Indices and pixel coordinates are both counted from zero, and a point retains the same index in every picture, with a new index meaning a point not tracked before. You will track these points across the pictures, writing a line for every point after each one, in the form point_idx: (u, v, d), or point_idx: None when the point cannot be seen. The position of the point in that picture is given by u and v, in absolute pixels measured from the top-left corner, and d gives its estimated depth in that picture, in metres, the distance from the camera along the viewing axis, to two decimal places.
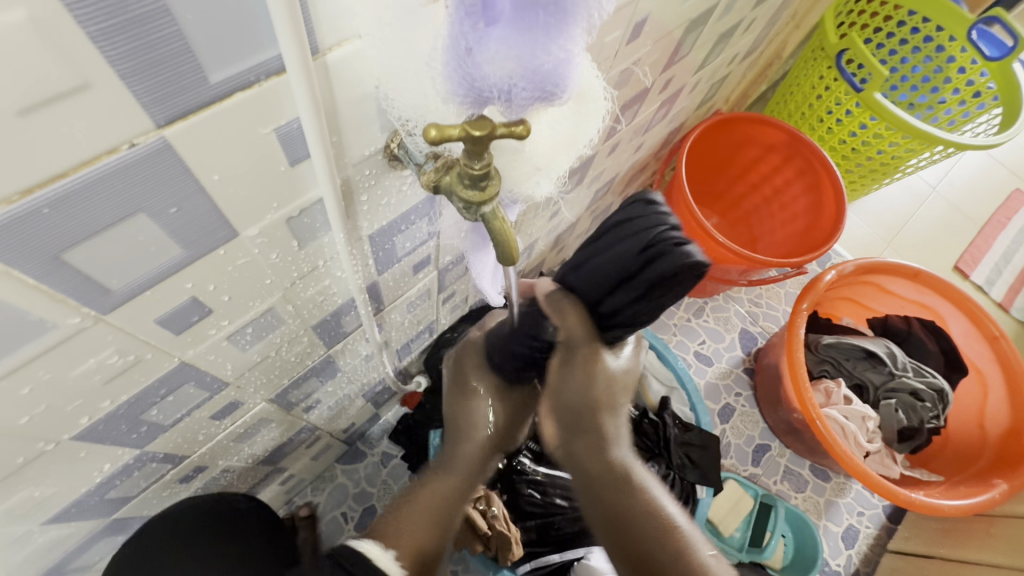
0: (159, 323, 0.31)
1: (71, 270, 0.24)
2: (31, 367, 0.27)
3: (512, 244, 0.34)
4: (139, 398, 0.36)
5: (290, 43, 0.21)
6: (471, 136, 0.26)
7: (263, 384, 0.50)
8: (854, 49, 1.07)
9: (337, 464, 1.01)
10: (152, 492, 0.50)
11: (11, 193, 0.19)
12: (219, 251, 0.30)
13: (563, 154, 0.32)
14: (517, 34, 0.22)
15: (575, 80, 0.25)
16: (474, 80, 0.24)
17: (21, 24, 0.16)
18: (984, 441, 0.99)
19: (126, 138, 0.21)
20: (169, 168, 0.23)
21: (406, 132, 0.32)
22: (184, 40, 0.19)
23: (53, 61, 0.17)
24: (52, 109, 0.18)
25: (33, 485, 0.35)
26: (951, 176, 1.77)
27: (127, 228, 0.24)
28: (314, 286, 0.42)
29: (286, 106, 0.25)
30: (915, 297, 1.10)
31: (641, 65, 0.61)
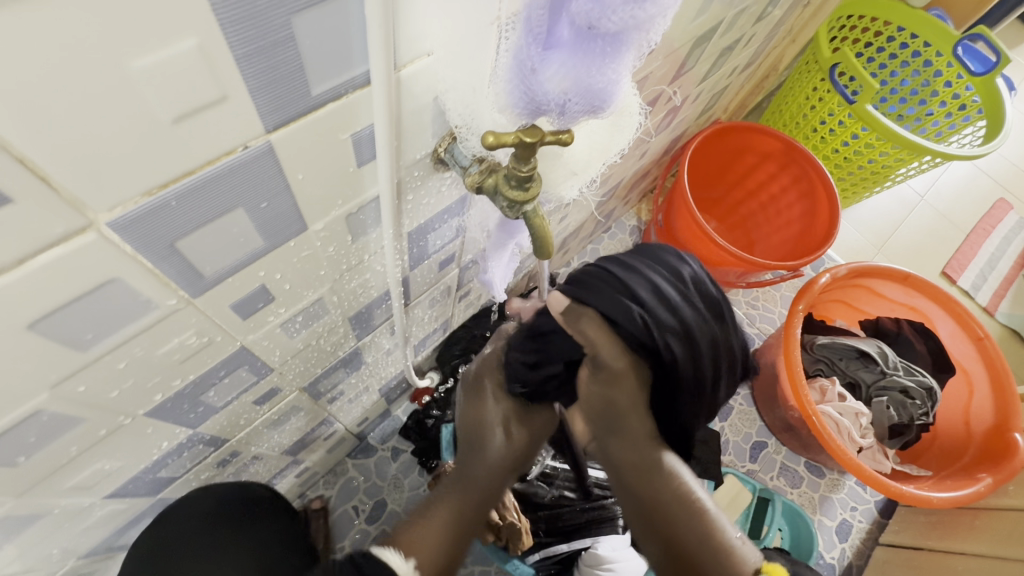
0: (232, 308, 0.35)
1: (178, 256, 0.27)
2: (129, 343, 0.30)
3: (549, 239, 0.38)
4: (202, 379, 0.39)
5: (383, 60, 0.25)
6: (523, 142, 0.29)
7: (300, 371, 0.53)
8: (846, 63, 1.12)
9: (349, 458, 1.04)
10: (193, 474, 0.53)
11: (150, 187, 0.23)
12: (290, 242, 0.34)
13: (598, 159, 0.36)
14: (575, 57, 0.25)
15: (619, 94, 0.28)
16: (533, 95, 0.28)
17: (190, 48, 0.19)
18: (970, 438, 1.04)
19: (242, 141, 0.24)
20: (268, 168, 0.27)
21: (456, 138, 0.35)
22: (300, 59, 0.23)
23: (204, 78, 0.21)
24: (196, 117, 0.22)
25: (103, 460, 0.38)
26: (939, 186, 1.83)
27: (226, 220, 0.28)
28: (357, 279, 0.46)
29: (363, 114, 0.29)
30: (905, 300, 1.15)
31: (652, 77, 0.66)
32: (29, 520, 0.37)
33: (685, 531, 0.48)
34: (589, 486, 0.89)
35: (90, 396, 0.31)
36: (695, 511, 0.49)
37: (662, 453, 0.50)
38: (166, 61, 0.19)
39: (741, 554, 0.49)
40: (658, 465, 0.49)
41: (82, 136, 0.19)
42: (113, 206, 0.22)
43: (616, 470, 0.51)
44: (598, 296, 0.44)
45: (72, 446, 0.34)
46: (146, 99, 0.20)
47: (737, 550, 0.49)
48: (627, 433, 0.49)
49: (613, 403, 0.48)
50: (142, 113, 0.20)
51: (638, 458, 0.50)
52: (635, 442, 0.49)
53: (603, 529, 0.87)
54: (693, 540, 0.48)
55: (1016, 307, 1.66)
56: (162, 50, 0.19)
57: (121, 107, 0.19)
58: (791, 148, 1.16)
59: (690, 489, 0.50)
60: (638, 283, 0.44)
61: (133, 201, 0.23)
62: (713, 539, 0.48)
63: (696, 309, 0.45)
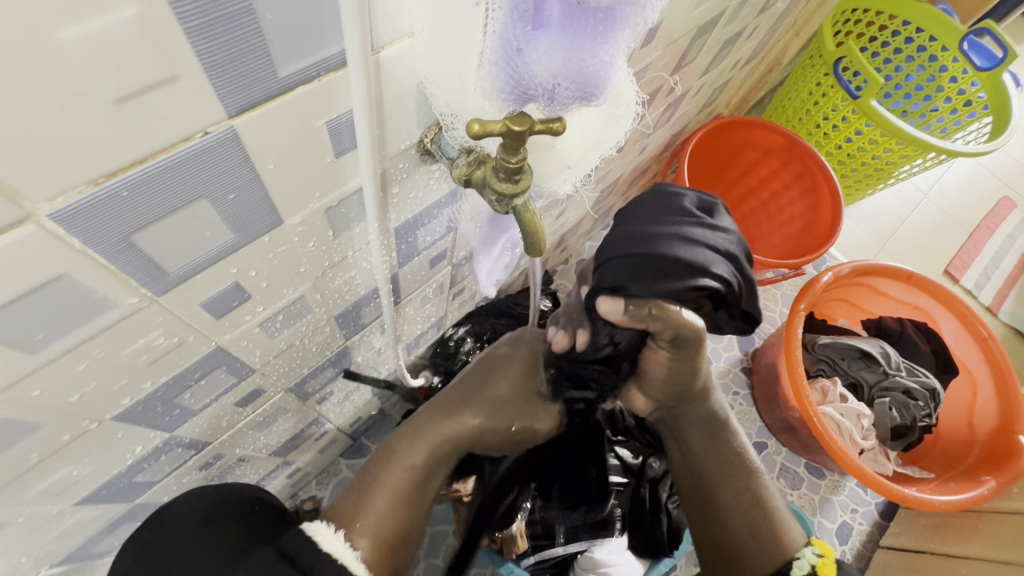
0: (204, 307, 0.33)
1: (136, 251, 0.25)
2: (87, 344, 0.28)
3: (540, 236, 0.36)
4: (175, 381, 0.37)
5: (355, 39, 0.22)
6: (512, 131, 0.27)
7: (285, 372, 0.51)
8: (851, 57, 1.10)
9: (342, 459, 1.02)
10: (173, 478, 0.51)
11: (96, 176, 0.21)
12: (264, 238, 0.32)
13: (592, 150, 0.34)
14: (565, 37, 0.23)
15: (613, 80, 0.26)
16: (520, 79, 0.25)
17: (130, 18, 0.17)
18: (974, 440, 1.02)
19: (201, 127, 0.22)
20: (233, 157, 0.25)
21: (442, 127, 0.33)
22: (262, 36, 0.21)
23: (149, 54, 0.19)
24: (144, 97, 0.20)
25: (68, 466, 0.36)
26: (942, 183, 1.81)
27: (189, 213, 0.26)
28: (341, 276, 0.44)
29: (339, 101, 0.27)
30: (908, 299, 1.14)
31: (651, 69, 0.63)
32: None
33: (731, 486, 0.56)
34: None
35: (48, 401, 0.29)
36: (747, 476, 0.56)
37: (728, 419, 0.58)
38: (103, 31, 0.17)
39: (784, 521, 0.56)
40: (724, 428, 0.57)
41: (10, 116, 0.17)
42: (54, 196, 0.20)
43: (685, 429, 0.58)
44: (658, 283, 0.40)
45: (29, 454, 0.32)
46: (85, 75, 0.18)
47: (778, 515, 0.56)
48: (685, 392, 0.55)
49: (687, 370, 0.51)
50: (80, 91, 0.18)
51: (712, 420, 0.57)
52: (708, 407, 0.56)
53: (599, 533, 0.85)
54: (743, 501, 0.56)
55: (1019, 306, 1.64)
56: (96, 19, 0.17)
57: (56, 85, 0.18)
58: (792, 143, 1.14)
59: (748, 458, 0.57)
60: (666, 246, 0.40)
61: (76, 191, 0.21)
62: (757, 500, 0.55)
63: (710, 235, 0.42)
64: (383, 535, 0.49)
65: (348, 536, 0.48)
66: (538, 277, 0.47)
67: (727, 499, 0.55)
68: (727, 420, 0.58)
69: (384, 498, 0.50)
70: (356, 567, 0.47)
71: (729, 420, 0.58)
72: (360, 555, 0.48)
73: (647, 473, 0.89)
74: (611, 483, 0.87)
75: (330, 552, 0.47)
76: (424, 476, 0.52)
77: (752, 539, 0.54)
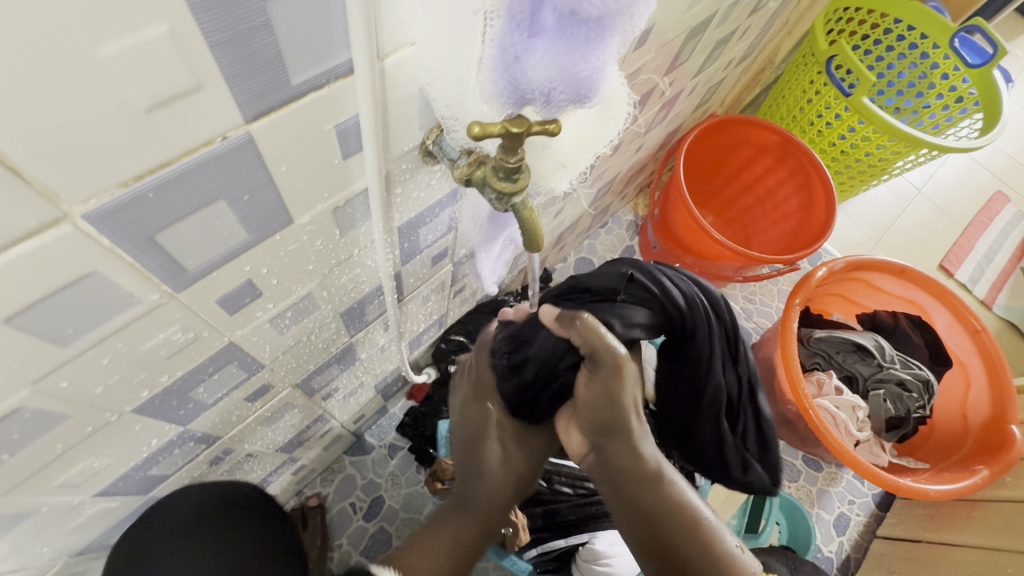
0: (218, 303, 0.34)
1: (159, 249, 0.27)
2: (111, 339, 0.29)
3: (538, 231, 0.37)
4: (191, 375, 0.39)
5: (363, 46, 0.24)
6: (510, 133, 0.29)
7: (293, 368, 0.53)
8: (842, 55, 1.12)
9: (346, 456, 1.04)
10: (185, 472, 0.53)
11: (126, 178, 0.22)
12: (276, 236, 0.33)
13: (587, 148, 0.36)
14: (559, 44, 0.25)
15: (605, 83, 0.28)
16: (518, 84, 0.27)
17: (161, 35, 0.19)
18: (966, 431, 1.04)
19: (221, 132, 0.24)
20: (249, 160, 0.26)
21: (443, 129, 0.35)
22: (278, 47, 0.23)
23: (177, 66, 0.20)
24: (171, 106, 0.21)
25: (88, 457, 0.37)
26: (936, 179, 1.83)
27: (208, 213, 0.27)
28: (347, 274, 0.45)
29: (348, 105, 0.29)
30: (902, 293, 1.15)
31: (645, 70, 0.65)
32: (17, 519, 0.37)
33: (677, 534, 0.49)
34: (585, 480, 0.90)
35: (73, 393, 0.31)
36: (693, 522, 0.50)
37: (661, 468, 0.51)
38: (136, 46, 0.19)
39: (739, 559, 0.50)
40: (656, 480, 0.50)
41: (52, 125, 0.19)
42: (88, 197, 0.22)
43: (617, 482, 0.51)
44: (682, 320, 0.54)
45: (55, 445, 0.33)
46: (120, 87, 0.20)
47: (734, 557, 0.51)
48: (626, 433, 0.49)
49: (612, 403, 0.48)
50: (115, 102, 0.20)
51: (637, 472, 0.50)
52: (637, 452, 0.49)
53: (600, 524, 0.86)
54: (692, 549, 0.49)
55: (1014, 299, 1.66)
56: (130, 36, 0.18)
57: (95, 96, 0.19)
58: (786, 141, 1.15)
59: (691, 504, 0.50)
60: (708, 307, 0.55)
61: (108, 192, 0.22)
62: (709, 545, 0.49)
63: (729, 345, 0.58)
64: None
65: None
66: (535, 270, 0.49)
67: (686, 548, 0.49)
68: (661, 466, 0.50)
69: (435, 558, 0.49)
70: None
71: (664, 465, 0.51)
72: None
73: None
74: None
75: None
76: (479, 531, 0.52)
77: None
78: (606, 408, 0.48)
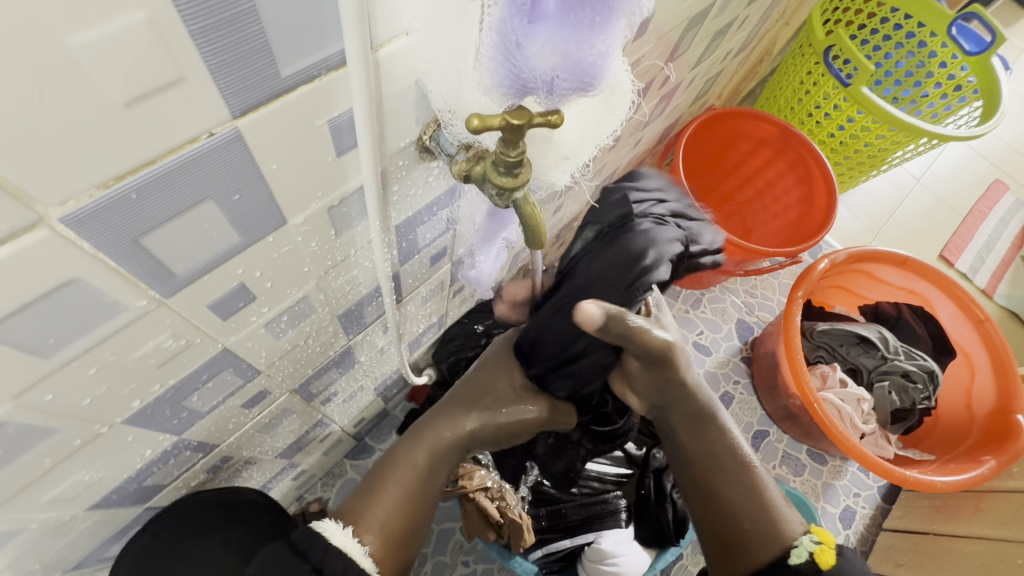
0: (210, 308, 0.33)
1: (145, 253, 0.25)
2: (98, 349, 0.28)
3: (541, 227, 0.36)
4: (183, 384, 0.37)
5: (357, 35, 0.23)
6: (510, 125, 0.28)
7: (290, 373, 0.52)
8: (841, 45, 1.11)
9: (347, 460, 1.02)
10: (182, 481, 0.52)
11: (106, 179, 0.21)
12: (268, 238, 0.32)
13: (591, 141, 0.34)
14: (562, 29, 0.24)
15: (610, 70, 0.27)
16: (519, 72, 0.26)
17: (138, 23, 0.18)
18: (973, 421, 1.04)
19: (207, 128, 0.23)
20: (238, 157, 0.25)
21: (441, 124, 0.34)
22: (265, 36, 0.21)
23: (157, 57, 0.19)
24: (151, 100, 0.20)
25: (79, 471, 0.36)
26: (934, 168, 1.83)
27: (197, 214, 0.26)
28: (344, 275, 0.44)
29: (341, 99, 0.27)
30: (904, 284, 1.14)
31: (644, 62, 0.64)
32: (6, 536, 0.36)
33: (723, 471, 0.56)
34: (590, 480, 0.90)
35: (59, 406, 0.30)
36: (741, 467, 0.56)
37: (715, 414, 0.57)
38: (111, 36, 0.18)
39: (783, 510, 0.55)
40: (711, 422, 0.56)
41: (22, 121, 0.18)
42: (66, 199, 0.20)
43: (672, 427, 0.58)
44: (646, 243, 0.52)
45: (44, 458, 0.32)
46: (95, 80, 0.18)
47: (778, 509, 0.55)
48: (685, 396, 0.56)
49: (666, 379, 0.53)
50: (90, 96, 0.18)
51: (694, 417, 0.56)
52: (694, 404, 0.55)
53: (606, 524, 0.87)
54: (738, 494, 0.55)
55: (1014, 288, 1.66)
56: (103, 24, 0.17)
57: (68, 90, 0.18)
58: (786, 132, 1.15)
59: (741, 450, 0.57)
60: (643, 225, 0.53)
61: (87, 194, 0.21)
62: (753, 488, 0.55)
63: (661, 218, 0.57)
64: (389, 529, 0.50)
65: (356, 533, 0.48)
66: (537, 267, 0.47)
67: (729, 493, 0.55)
68: (715, 412, 0.57)
69: (391, 497, 0.51)
70: (366, 563, 0.47)
71: (718, 413, 0.57)
72: (367, 550, 0.48)
73: (651, 464, 0.93)
74: (616, 475, 0.91)
75: (339, 546, 0.46)
76: (431, 472, 0.54)
77: (753, 528, 0.54)
78: (660, 388, 0.54)
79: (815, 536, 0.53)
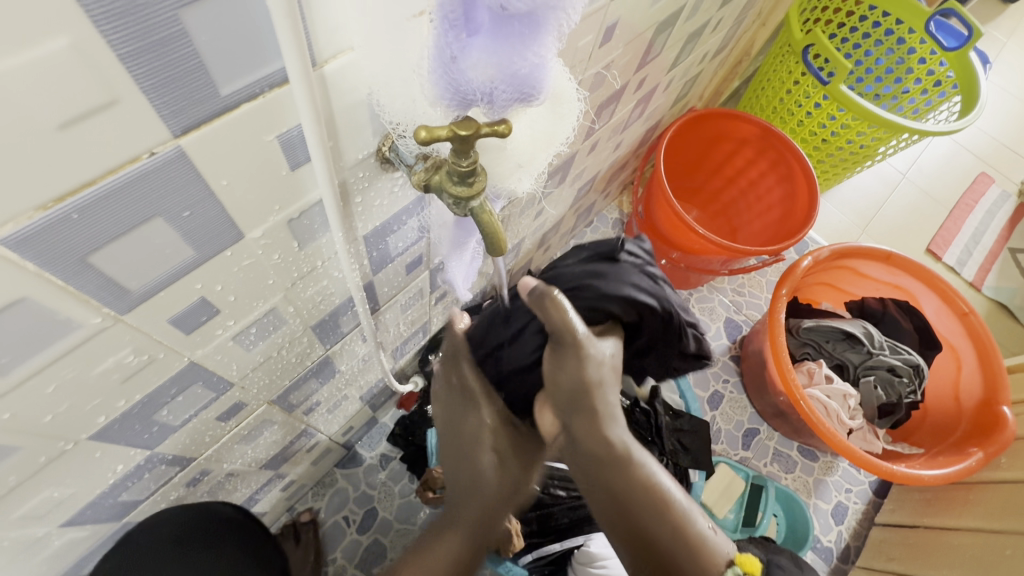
0: (171, 323, 0.33)
1: (94, 271, 0.26)
2: (55, 366, 0.29)
3: (500, 234, 0.36)
4: (151, 398, 0.38)
5: (294, 53, 0.23)
6: (458, 136, 0.28)
7: (266, 384, 0.52)
8: (818, 44, 1.12)
9: (337, 469, 1.02)
10: (161, 495, 0.52)
11: (45, 201, 0.21)
12: (226, 252, 0.32)
13: (544, 148, 0.34)
14: (495, 43, 0.24)
15: (549, 79, 0.27)
16: (458, 84, 0.26)
17: (63, 47, 0.18)
18: (959, 413, 1.04)
19: (147, 147, 0.23)
20: (184, 174, 0.26)
21: (395, 136, 0.34)
22: (199, 56, 0.22)
23: (86, 80, 0.19)
24: (85, 122, 0.20)
25: (48, 487, 0.36)
26: (920, 163, 1.84)
27: (146, 230, 0.26)
28: (313, 286, 0.44)
29: (288, 114, 0.28)
30: (889, 279, 1.15)
31: (615, 67, 0.65)
32: None
33: (643, 511, 0.51)
34: (578, 482, 0.88)
35: (20, 423, 0.30)
36: (662, 506, 0.51)
37: (629, 449, 0.50)
38: (36, 61, 0.18)
39: (705, 540, 0.52)
40: (627, 461, 0.50)
41: None
42: (5, 221, 0.21)
43: (592, 469, 0.51)
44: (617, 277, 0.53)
45: (11, 475, 0.32)
46: (24, 105, 0.19)
47: (705, 540, 0.53)
48: (592, 414, 0.49)
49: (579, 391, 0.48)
50: (20, 121, 0.19)
51: (607, 455, 0.50)
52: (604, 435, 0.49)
53: (594, 527, 0.86)
54: (661, 533, 0.51)
55: (1003, 279, 1.66)
56: (28, 51, 0.18)
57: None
58: (766, 132, 1.15)
59: (660, 487, 0.51)
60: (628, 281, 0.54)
61: (27, 215, 0.21)
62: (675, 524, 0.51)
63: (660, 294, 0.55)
64: None
65: None
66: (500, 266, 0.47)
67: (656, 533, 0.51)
68: (630, 449, 0.50)
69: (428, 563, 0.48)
70: None
71: (633, 450, 0.51)
72: None
73: None
74: None
75: None
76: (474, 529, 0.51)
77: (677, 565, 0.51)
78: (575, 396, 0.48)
79: (741, 565, 0.54)
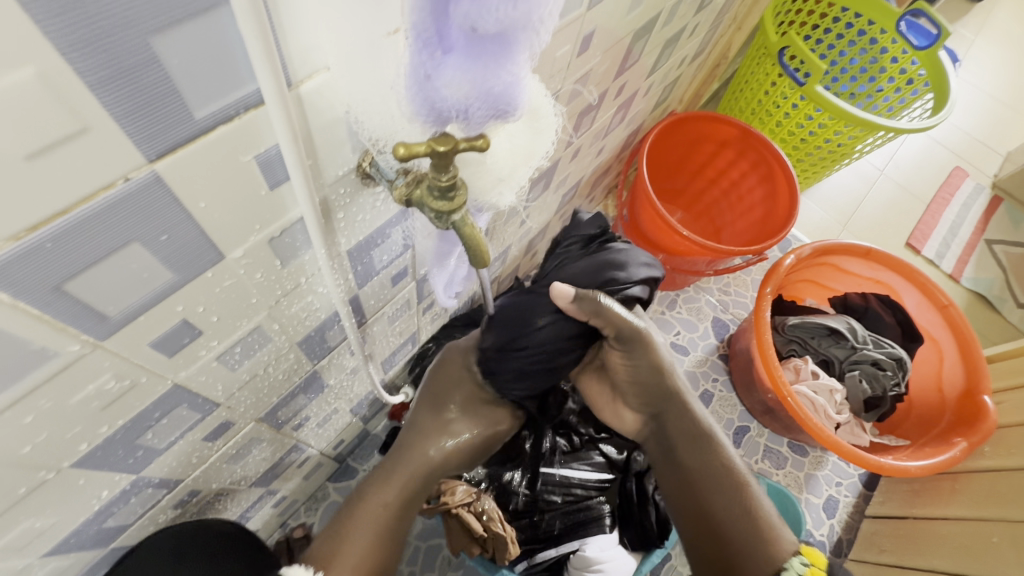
0: (152, 346, 0.33)
1: (71, 299, 0.26)
2: (32, 396, 0.28)
3: (481, 246, 0.37)
4: (135, 423, 0.37)
5: (269, 77, 0.23)
6: (436, 152, 0.28)
7: (253, 402, 0.51)
8: (793, 46, 1.14)
9: (330, 483, 1.02)
10: (148, 519, 0.51)
11: (17, 231, 0.21)
12: (207, 273, 0.32)
13: (523, 162, 0.35)
14: (469, 62, 0.24)
15: (524, 95, 0.27)
16: (433, 102, 0.26)
17: (30, 79, 0.18)
18: (944, 404, 1.06)
19: (121, 173, 0.23)
20: (160, 199, 0.25)
21: (374, 152, 0.34)
22: (171, 82, 0.22)
23: (54, 110, 0.19)
24: (54, 152, 0.20)
25: (28, 517, 0.36)
26: (896, 159, 1.88)
27: (123, 256, 0.26)
28: (298, 303, 0.44)
29: (265, 135, 0.28)
30: (870, 274, 1.17)
31: (594, 75, 0.66)
32: None
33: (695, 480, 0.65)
34: (573, 487, 0.91)
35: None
36: (739, 487, 0.61)
37: (712, 435, 0.64)
38: (2, 94, 0.18)
39: (779, 532, 0.59)
40: (706, 440, 0.64)
41: None
42: None
43: (671, 443, 0.66)
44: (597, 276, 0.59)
45: None
46: None
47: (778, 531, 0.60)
48: (679, 403, 0.65)
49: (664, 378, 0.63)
50: None
51: (689, 433, 0.64)
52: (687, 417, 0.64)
53: (590, 531, 0.87)
54: (732, 511, 0.60)
55: (981, 271, 1.70)
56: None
57: None
58: (746, 133, 1.17)
59: (738, 470, 0.63)
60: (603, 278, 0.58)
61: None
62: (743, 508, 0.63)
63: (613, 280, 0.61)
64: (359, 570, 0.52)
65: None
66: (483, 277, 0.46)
67: (719, 508, 0.61)
68: (712, 435, 0.64)
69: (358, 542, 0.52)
70: None
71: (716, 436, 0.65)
72: None
73: (633, 467, 0.95)
74: (597, 481, 0.92)
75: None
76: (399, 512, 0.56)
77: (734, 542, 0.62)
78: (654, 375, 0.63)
79: (809, 558, 0.56)
